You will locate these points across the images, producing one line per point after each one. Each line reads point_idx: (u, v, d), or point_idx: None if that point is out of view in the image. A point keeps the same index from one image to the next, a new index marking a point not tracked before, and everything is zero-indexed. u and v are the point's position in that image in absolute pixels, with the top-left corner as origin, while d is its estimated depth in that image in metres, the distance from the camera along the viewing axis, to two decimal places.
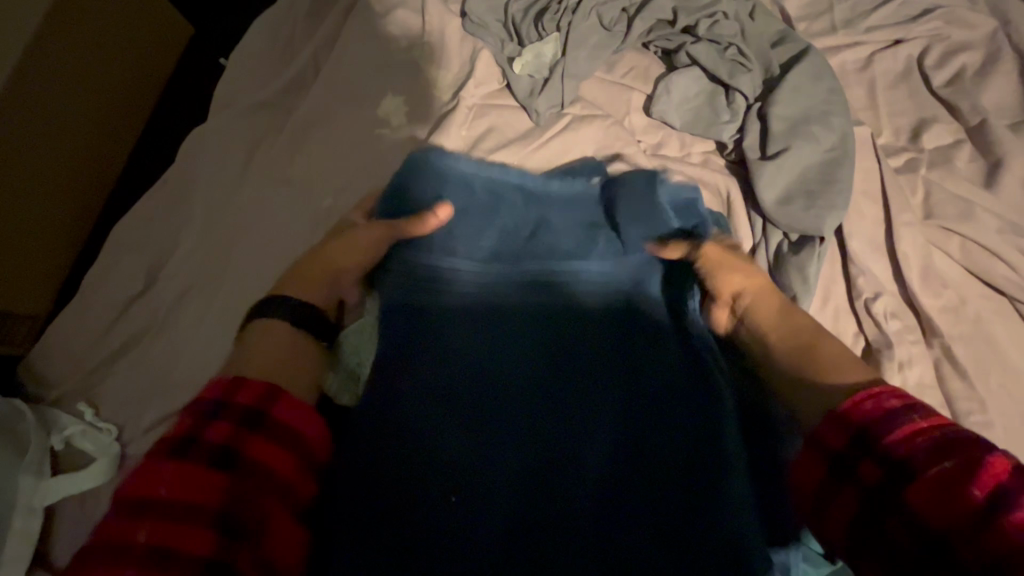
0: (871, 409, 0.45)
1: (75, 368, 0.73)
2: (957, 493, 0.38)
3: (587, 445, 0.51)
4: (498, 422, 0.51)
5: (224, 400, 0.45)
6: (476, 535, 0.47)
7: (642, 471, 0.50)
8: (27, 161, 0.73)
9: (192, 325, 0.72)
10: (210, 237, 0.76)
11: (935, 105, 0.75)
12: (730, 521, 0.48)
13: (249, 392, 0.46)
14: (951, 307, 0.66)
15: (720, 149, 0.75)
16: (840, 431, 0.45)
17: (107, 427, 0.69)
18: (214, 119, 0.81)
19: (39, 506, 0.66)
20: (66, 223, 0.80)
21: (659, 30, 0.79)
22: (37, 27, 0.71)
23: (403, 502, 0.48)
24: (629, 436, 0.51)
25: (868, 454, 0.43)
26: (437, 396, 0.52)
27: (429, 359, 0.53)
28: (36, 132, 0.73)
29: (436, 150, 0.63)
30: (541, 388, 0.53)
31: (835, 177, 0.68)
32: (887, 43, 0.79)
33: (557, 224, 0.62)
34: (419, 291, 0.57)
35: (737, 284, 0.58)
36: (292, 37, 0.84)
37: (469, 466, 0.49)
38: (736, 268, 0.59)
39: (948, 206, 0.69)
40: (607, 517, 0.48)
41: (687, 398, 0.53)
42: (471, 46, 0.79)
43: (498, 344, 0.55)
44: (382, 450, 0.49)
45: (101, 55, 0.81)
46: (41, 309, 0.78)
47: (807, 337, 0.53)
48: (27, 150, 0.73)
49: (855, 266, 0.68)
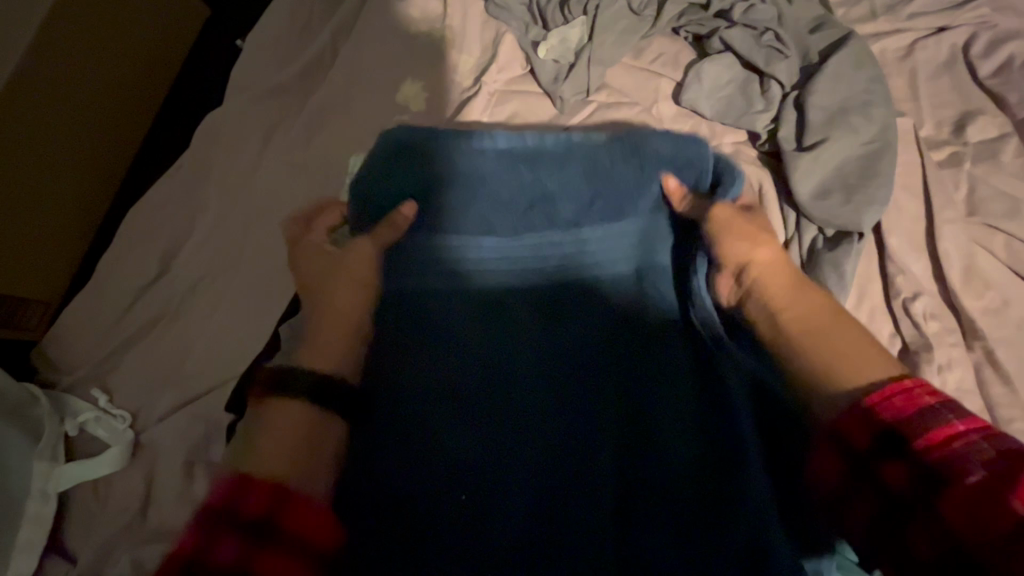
0: (901, 401, 0.40)
1: (88, 354, 0.73)
2: (992, 507, 0.33)
3: (601, 444, 0.48)
4: (513, 420, 0.48)
5: (232, 506, 0.37)
6: (492, 539, 0.44)
7: (651, 477, 0.47)
8: (37, 154, 0.71)
9: (208, 313, 0.72)
10: (226, 225, 0.75)
11: (980, 97, 0.71)
12: (745, 526, 0.44)
13: (262, 494, 0.38)
14: (995, 309, 0.62)
15: (752, 140, 0.72)
16: (866, 427, 0.40)
17: (121, 414, 0.69)
18: (229, 103, 0.79)
19: (53, 492, 0.65)
20: (79, 209, 0.79)
21: (691, 14, 0.76)
22: (43, 20, 0.69)
23: (416, 500, 0.45)
24: (633, 437, 0.48)
25: (896, 456, 0.39)
26: (448, 391, 0.49)
27: (439, 351, 0.50)
28: (45, 124, 0.72)
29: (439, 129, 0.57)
30: (556, 384, 0.50)
31: (874, 170, 0.65)
32: (930, 31, 0.75)
33: (571, 196, 0.55)
34: (422, 283, 0.53)
35: (743, 250, 0.51)
36: (309, 18, 0.82)
37: (484, 465, 0.47)
38: (746, 237, 0.52)
39: (993, 204, 0.65)
40: (623, 519, 0.46)
41: (693, 405, 0.49)
42: (494, 31, 0.77)
43: (511, 337, 0.51)
44: (394, 447, 0.47)
45: (112, 42, 0.79)
46: (55, 295, 0.77)
47: (822, 320, 0.47)
48: (38, 142, 0.71)
49: (893, 264, 0.65)
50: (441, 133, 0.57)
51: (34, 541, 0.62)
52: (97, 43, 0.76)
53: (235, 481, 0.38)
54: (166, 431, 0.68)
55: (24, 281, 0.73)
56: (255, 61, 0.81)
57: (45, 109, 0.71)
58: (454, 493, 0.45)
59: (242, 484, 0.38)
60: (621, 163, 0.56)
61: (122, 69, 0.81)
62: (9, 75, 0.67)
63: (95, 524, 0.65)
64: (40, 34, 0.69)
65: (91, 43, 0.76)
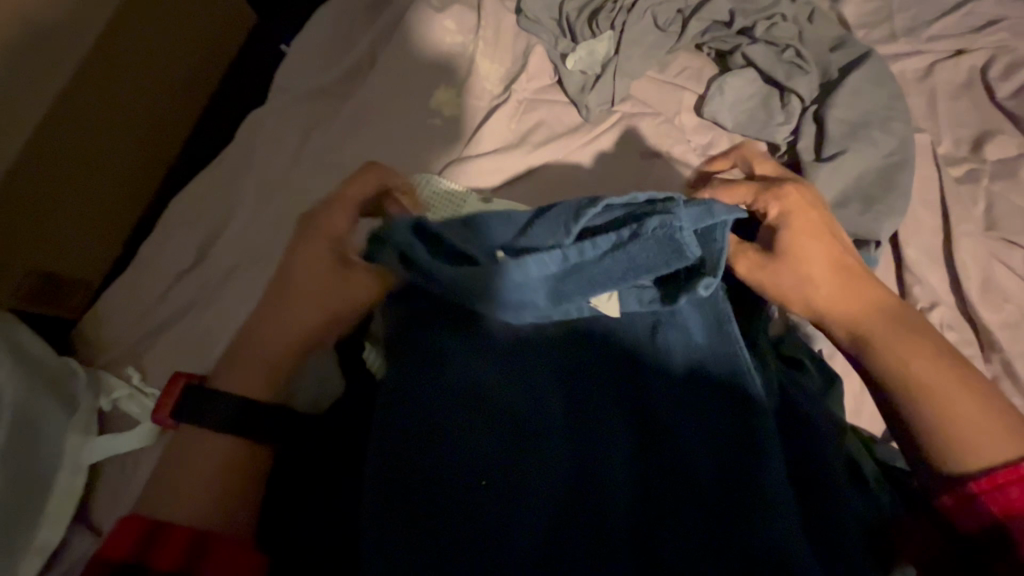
0: (994, 505, 0.44)
1: (126, 335, 0.76)
2: None
3: (615, 460, 0.46)
4: (532, 440, 0.46)
5: (140, 562, 0.44)
6: (517, 537, 0.43)
7: (668, 482, 0.45)
8: (77, 149, 0.73)
9: (238, 301, 0.75)
10: (261, 218, 0.78)
11: (999, 118, 0.73)
12: (768, 528, 0.43)
13: (169, 551, 0.44)
14: (1013, 323, 0.64)
15: (772, 151, 0.73)
16: (970, 513, 0.45)
17: (152, 393, 0.72)
18: (271, 104, 0.84)
19: (85, 463, 0.68)
20: (127, 193, 0.82)
21: (715, 31, 0.79)
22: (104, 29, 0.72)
23: (425, 499, 0.44)
24: (647, 430, 0.47)
25: (1001, 542, 0.43)
26: (462, 406, 0.46)
27: (457, 376, 0.47)
28: (94, 119, 0.74)
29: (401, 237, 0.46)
30: (577, 408, 0.47)
31: (894, 181, 0.66)
32: (948, 53, 0.77)
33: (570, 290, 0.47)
34: (446, 337, 0.48)
35: (801, 255, 0.51)
36: (350, 26, 0.86)
37: (506, 475, 0.45)
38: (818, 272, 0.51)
39: (1011, 219, 0.67)
40: (639, 529, 0.44)
41: (714, 420, 0.47)
42: (525, 43, 0.82)
43: (532, 369, 0.48)
44: (399, 454, 0.45)
45: (144, 42, 0.79)
46: (95, 278, 0.80)
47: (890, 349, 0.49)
48: (74, 141, 0.72)
49: (909, 273, 0.65)
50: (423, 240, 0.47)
51: (62, 509, 0.65)
52: (138, 45, 0.78)
53: (139, 530, 0.45)
54: None
55: (52, 261, 0.73)
56: (297, 67, 0.85)
57: (83, 110, 0.72)
58: (471, 494, 0.44)
59: (150, 532, 0.45)
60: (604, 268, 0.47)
61: (160, 67, 0.83)
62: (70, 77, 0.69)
63: (124, 497, 0.69)
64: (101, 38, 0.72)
65: (134, 46, 0.78)
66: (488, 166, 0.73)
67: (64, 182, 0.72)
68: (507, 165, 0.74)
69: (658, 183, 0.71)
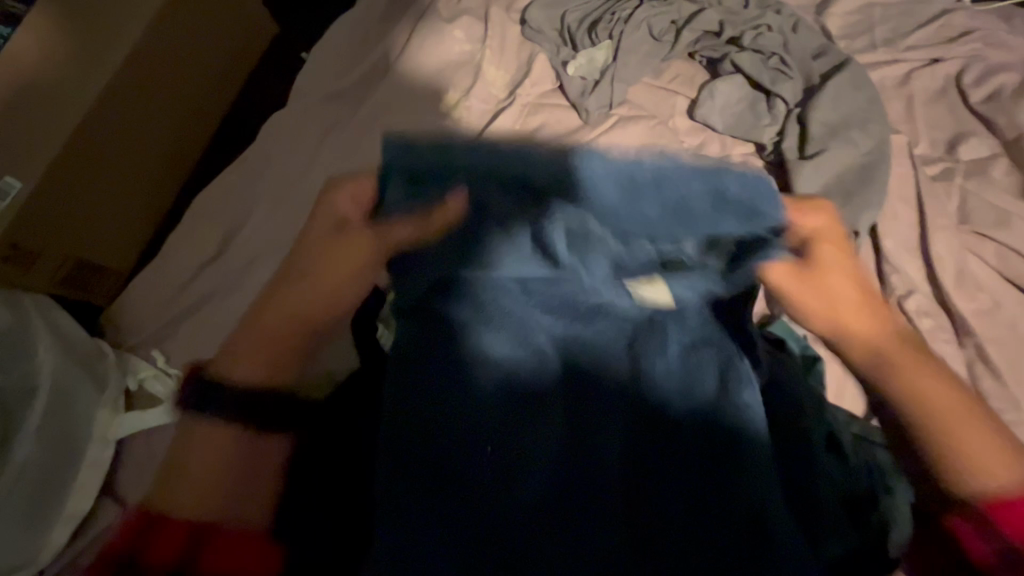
0: (1008, 531, 0.39)
1: (152, 319, 0.81)
2: None
3: (595, 508, 0.40)
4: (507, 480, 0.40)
5: (134, 557, 0.39)
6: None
7: (653, 534, 0.40)
8: (113, 145, 0.78)
9: (256, 290, 0.80)
10: (279, 212, 0.83)
11: (973, 121, 0.78)
12: None
13: (165, 546, 0.39)
14: (986, 310, 0.68)
15: (759, 151, 0.79)
16: (985, 545, 0.40)
17: (175, 372, 0.76)
18: (291, 107, 0.90)
19: (111, 438, 0.72)
20: (155, 187, 0.87)
21: (705, 40, 0.84)
22: (144, 33, 0.76)
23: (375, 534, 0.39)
24: (637, 467, 0.42)
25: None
26: (430, 431, 0.41)
27: (429, 393, 0.42)
28: (130, 118, 0.79)
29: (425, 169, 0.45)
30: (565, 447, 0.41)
31: (872, 177, 0.71)
32: (925, 61, 0.82)
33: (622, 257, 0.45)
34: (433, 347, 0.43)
35: (824, 275, 0.47)
36: (366, 35, 0.92)
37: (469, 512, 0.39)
38: (822, 287, 0.47)
39: (984, 213, 0.71)
40: None
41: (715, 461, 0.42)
42: (529, 51, 0.87)
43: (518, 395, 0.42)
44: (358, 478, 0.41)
45: (145, 57, 0.77)
46: (124, 266, 0.85)
47: (890, 357, 0.46)
48: (101, 151, 0.76)
49: (889, 264, 0.70)
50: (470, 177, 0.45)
51: (91, 480, 0.69)
52: (173, 49, 0.83)
53: (138, 521, 0.40)
54: None
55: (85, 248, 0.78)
56: (316, 73, 0.91)
57: (108, 116, 0.75)
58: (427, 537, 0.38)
59: (146, 525, 0.40)
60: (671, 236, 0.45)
61: (184, 71, 0.86)
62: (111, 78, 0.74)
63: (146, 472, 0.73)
64: (141, 41, 0.76)
65: (171, 49, 0.82)
66: None
67: (99, 176, 0.77)
68: None
69: None
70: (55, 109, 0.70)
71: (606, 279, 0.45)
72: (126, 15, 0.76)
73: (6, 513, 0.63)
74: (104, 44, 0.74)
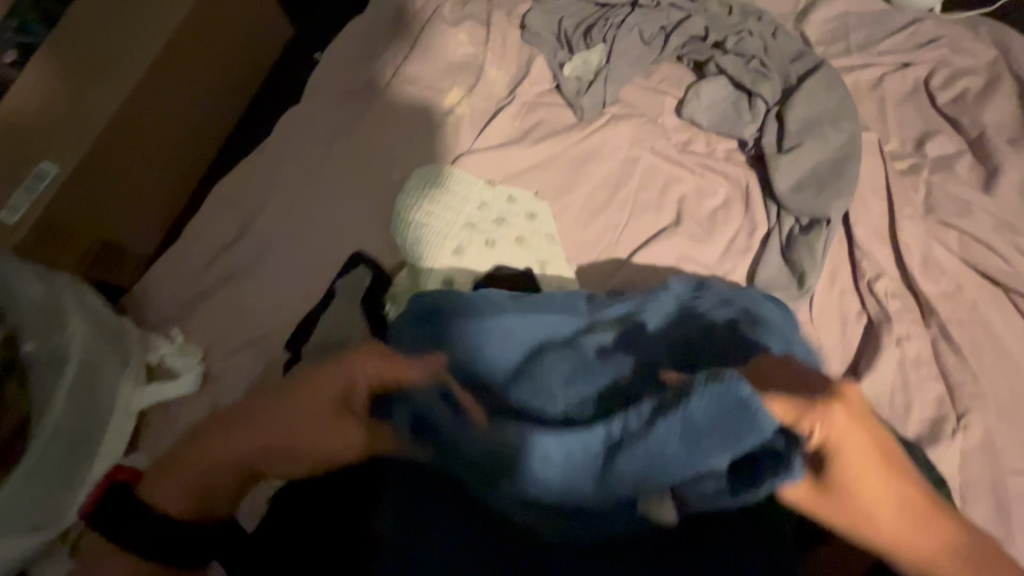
0: None
1: (172, 300, 0.85)
2: None
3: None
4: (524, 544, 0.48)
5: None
6: None
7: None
8: (141, 139, 0.84)
9: (271, 277, 0.85)
10: (292, 203, 0.89)
11: (940, 120, 0.84)
12: None
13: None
14: (949, 294, 0.74)
15: (741, 146, 0.85)
16: None
17: (196, 349, 0.81)
18: (305, 106, 0.95)
19: (135, 409, 0.77)
20: (178, 178, 0.93)
21: (692, 44, 0.90)
22: (171, 38, 0.83)
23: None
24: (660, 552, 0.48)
25: None
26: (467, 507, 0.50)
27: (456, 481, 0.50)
28: (158, 115, 0.85)
29: (443, 305, 0.59)
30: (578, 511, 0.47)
31: (844, 170, 0.77)
32: (896, 65, 0.88)
33: (617, 440, 0.46)
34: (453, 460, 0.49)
35: (846, 475, 0.42)
36: (376, 37, 0.98)
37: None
38: (851, 478, 0.41)
39: (948, 204, 0.77)
40: None
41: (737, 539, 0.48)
42: (528, 54, 0.94)
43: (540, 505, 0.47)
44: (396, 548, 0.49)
45: (163, 79, 0.84)
46: (145, 251, 0.90)
47: (925, 544, 0.41)
48: (130, 145, 0.82)
49: (860, 250, 0.76)
50: (473, 312, 0.59)
51: (116, 446, 0.75)
52: (197, 52, 0.89)
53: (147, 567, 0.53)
54: (235, 365, 0.82)
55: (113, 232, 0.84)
56: (329, 74, 0.97)
57: (138, 114, 0.81)
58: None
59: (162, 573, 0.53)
60: (661, 436, 0.45)
61: (207, 72, 0.92)
62: (140, 79, 0.80)
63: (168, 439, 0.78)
64: (166, 46, 0.82)
65: (196, 52, 0.89)
66: (497, 157, 0.85)
67: (128, 167, 0.83)
68: (510, 157, 0.85)
69: (642, 175, 0.83)
70: (79, 120, 0.76)
71: (600, 458, 0.46)
72: (154, 21, 0.82)
73: (36, 479, 0.67)
74: (136, 49, 0.81)
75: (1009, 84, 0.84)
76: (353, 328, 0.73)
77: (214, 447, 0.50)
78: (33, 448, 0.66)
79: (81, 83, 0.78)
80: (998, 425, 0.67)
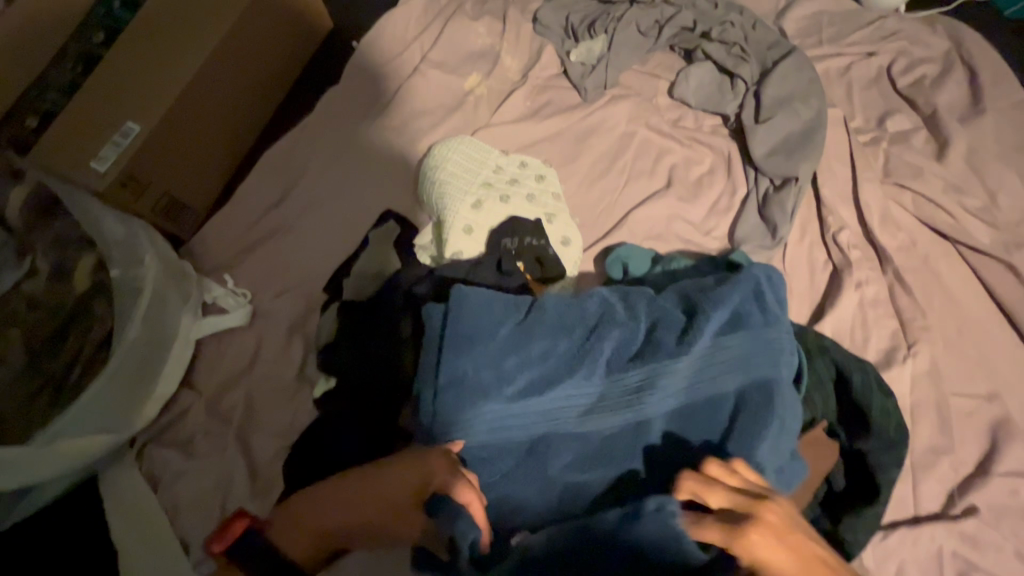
0: None
1: (224, 249, 0.98)
2: None
3: None
4: None
5: None
6: None
7: None
8: (204, 111, 0.97)
9: (310, 234, 0.97)
10: (329, 171, 1.01)
11: (899, 101, 0.96)
12: None
13: None
14: (905, 247, 0.84)
15: (725, 121, 0.97)
16: None
17: (243, 292, 0.92)
18: (342, 88, 1.06)
19: (192, 337, 0.88)
20: (232, 149, 1.05)
21: (682, 35, 1.03)
22: (233, 25, 0.96)
23: None
24: None
25: None
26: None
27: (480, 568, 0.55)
28: (219, 91, 0.98)
29: (451, 359, 0.60)
30: None
31: (811, 139, 0.89)
32: (862, 54, 1.00)
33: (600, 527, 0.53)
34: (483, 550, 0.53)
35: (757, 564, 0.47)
36: (406, 26, 1.09)
37: None
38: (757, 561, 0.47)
39: (903, 169, 0.88)
40: None
41: None
42: (539, 43, 1.06)
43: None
44: None
45: (224, 61, 0.97)
46: (202, 209, 1.02)
47: None
48: (195, 115, 0.95)
49: (826, 208, 0.87)
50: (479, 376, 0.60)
51: (176, 369, 0.85)
52: (253, 39, 1.02)
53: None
54: (279, 304, 0.93)
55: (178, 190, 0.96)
56: (364, 57, 1.08)
57: (202, 88, 0.94)
58: None
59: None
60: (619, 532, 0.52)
61: (260, 57, 1.05)
62: (207, 59, 0.93)
63: (219, 364, 0.89)
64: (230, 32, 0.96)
65: (252, 40, 1.02)
66: (511, 131, 0.97)
67: (193, 134, 0.96)
68: (523, 131, 0.97)
69: (638, 145, 0.95)
70: (155, 92, 0.90)
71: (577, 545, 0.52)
72: (219, 11, 0.96)
73: (115, 385, 0.78)
74: (204, 33, 0.94)
75: (960, 71, 0.96)
76: (386, 262, 0.85)
77: (337, 500, 0.59)
78: (114, 358, 0.78)
79: (157, 60, 0.91)
80: (943, 355, 0.78)
